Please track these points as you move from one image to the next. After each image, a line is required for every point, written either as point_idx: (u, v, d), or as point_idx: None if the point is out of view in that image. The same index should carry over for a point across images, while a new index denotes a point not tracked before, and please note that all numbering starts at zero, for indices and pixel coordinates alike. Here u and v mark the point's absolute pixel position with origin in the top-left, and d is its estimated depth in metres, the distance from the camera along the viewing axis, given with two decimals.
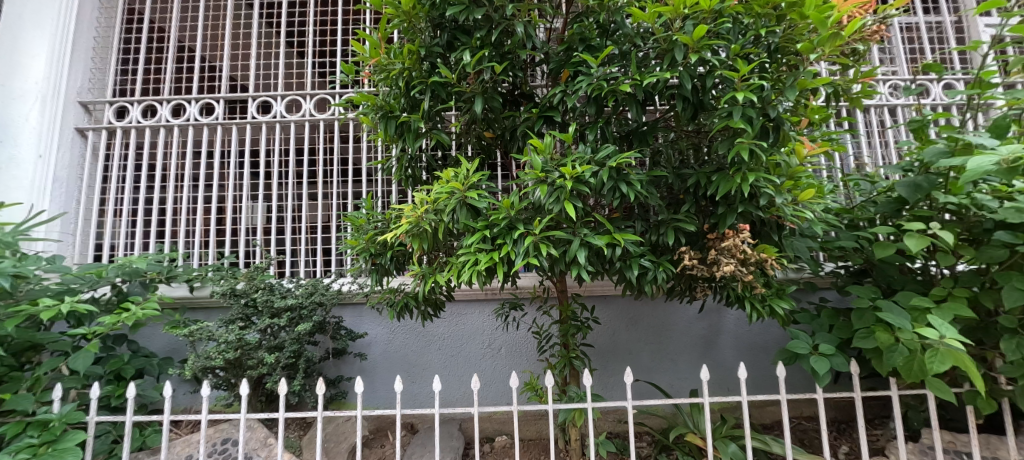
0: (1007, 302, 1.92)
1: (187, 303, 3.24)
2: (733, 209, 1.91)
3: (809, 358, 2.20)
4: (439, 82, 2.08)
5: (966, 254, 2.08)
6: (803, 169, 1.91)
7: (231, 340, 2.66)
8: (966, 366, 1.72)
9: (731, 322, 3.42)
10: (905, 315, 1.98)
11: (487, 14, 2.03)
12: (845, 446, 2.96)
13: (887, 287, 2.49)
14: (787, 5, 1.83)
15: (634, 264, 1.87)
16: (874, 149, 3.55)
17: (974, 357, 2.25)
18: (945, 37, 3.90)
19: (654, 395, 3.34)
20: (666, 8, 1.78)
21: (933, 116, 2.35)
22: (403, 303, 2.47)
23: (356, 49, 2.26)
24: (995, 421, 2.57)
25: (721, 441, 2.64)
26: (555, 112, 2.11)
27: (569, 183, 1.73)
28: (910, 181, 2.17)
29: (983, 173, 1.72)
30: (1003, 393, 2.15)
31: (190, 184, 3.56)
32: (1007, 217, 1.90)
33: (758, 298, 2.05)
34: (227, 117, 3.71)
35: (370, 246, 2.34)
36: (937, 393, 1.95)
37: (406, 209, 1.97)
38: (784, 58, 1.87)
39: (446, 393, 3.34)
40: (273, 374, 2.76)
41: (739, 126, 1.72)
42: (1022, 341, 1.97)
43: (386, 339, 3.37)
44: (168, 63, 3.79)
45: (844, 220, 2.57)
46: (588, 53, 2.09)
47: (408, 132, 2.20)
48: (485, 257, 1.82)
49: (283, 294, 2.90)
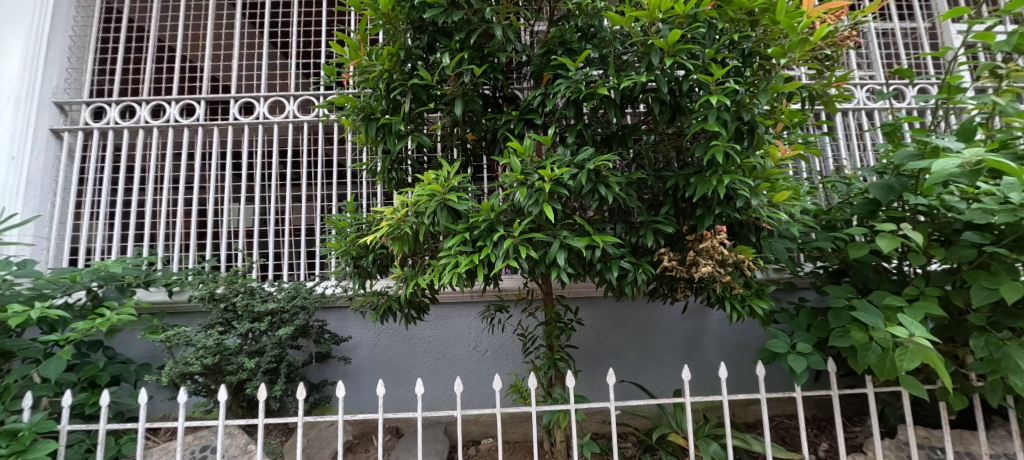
0: (975, 301, 1.95)
1: (165, 308, 3.19)
2: (711, 210, 1.93)
3: (787, 357, 2.22)
4: (420, 85, 2.06)
5: (937, 254, 2.11)
6: (778, 171, 1.91)
7: (209, 346, 2.62)
8: (935, 364, 1.74)
9: (714, 322, 3.47)
10: (879, 314, 2.01)
11: (466, 17, 2.02)
12: (825, 444, 3.01)
13: (863, 286, 2.53)
14: (760, 10, 1.85)
15: (615, 265, 1.86)
16: (852, 152, 3.64)
17: (945, 355, 2.31)
18: (919, 43, 4.01)
19: (637, 395, 3.37)
20: (641, 12, 1.81)
21: (906, 119, 2.40)
22: (386, 306, 2.46)
23: (336, 51, 2.27)
24: (967, 415, 2.64)
25: (702, 440, 2.66)
26: (535, 115, 2.10)
27: (547, 185, 1.72)
28: (882, 183, 2.20)
29: (947, 175, 1.74)
30: (974, 390, 2.21)
31: (169, 187, 3.50)
32: (974, 219, 1.93)
33: (738, 299, 2.09)
34: (209, 118, 3.69)
35: (351, 249, 2.34)
36: (911, 389, 1.97)
37: (386, 212, 1.97)
38: (759, 62, 1.89)
39: (430, 397, 3.34)
40: (253, 380, 2.70)
41: (713, 129, 1.74)
42: (990, 339, 2.01)
43: (370, 342, 3.36)
44: (147, 63, 3.73)
45: (822, 221, 2.64)
46: (567, 57, 2.08)
47: (389, 134, 2.17)
48: (465, 259, 1.80)
49: (263, 298, 2.88)
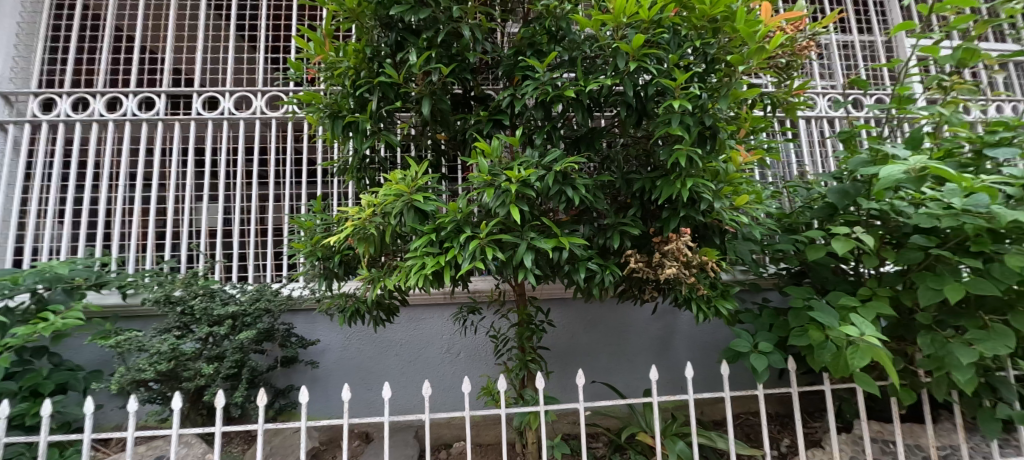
0: (922, 300, 2.04)
1: (118, 312, 3.04)
2: (676, 213, 1.97)
3: (750, 356, 2.28)
4: (388, 82, 2.03)
5: (888, 256, 2.21)
6: (739, 175, 1.96)
7: (164, 351, 2.50)
8: (885, 361, 1.81)
9: (683, 323, 3.55)
10: (834, 314, 2.08)
11: (434, 15, 2.00)
12: (787, 440, 3.11)
13: (822, 287, 2.63)
14: (721, 18, 1.88)
15: (582, 267, 1.87)
16: (814, 158, 3.78)
17: (897, 352, 2.42)
18: (876, 55, 4.21)
19: (608, 395, 3.41)
20: (606, 16, 1.83)
21: (860, 127, 2.51)
22: (354, 308, 2.41)
23: (300, 46, 2.21)
24: (917, 409, 2.77)
25: (669, 439, 2.70)
26: (503, 116, 2.10)
27: (514, 186, 1.71)
28: (839, 188, 2.31)
29: (894, 181, 1.83)
30: (922, 385, 2.32)
31: (125, 184, 3.34)
32: (920, 223, 2.01)
33: (703, 300, 2.13)
34: (170, 112, 3.54)
35: (317, 250, 2.28)
36: (864, 386, 2.05)
37: (352, 212, 1.93)
38: (721, 69, 1.93)
39: (402, 401, 3.29)
40: (212, 386, 2.60)
41: (677, 133, 1.77)
42: (936, 337, 2.10)
43: (339, 346, 3.28)
44: (102, 53, 3.56)
45: (783, 224, 2.73)
46: (536, 58, 2.09)
47: (356, 133, 2.12)
48: (432, 261, 1.77)
49: (224, 301, 2.77)
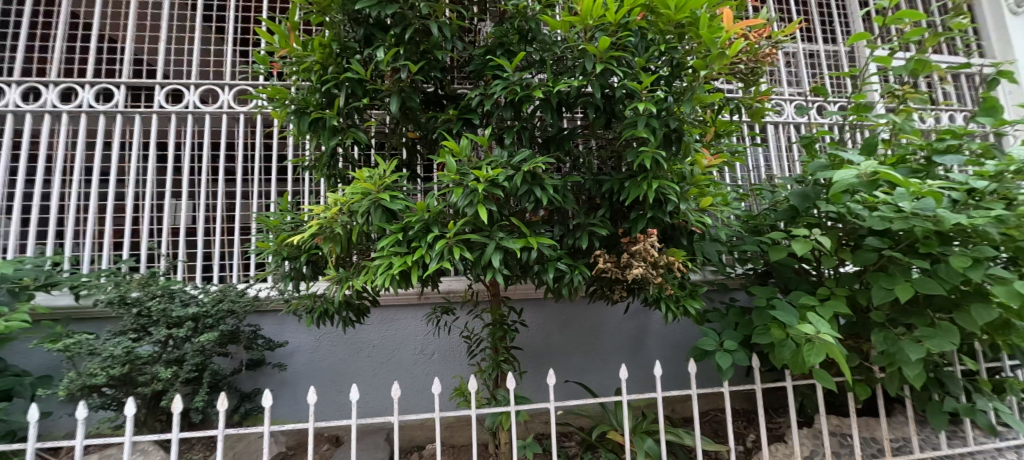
0: (875, 299, 2.13)
1: (70, 314, 2.89)
2: (644, 214, 1.99)
3: (716, 354, 2.33)
4: (356, 78, 1.99)
5: (845, 257, 2.30)
6: (704, 177, 2.00)
7: (117, 355, 2.39)
8: (839, 358, 1.88)
9: (655, 322, 3.60)
10: (794, 313, 2.15)
11: (402, 11, 1.97)
12: (752, 435, 3.19)
13: (785, 287, 2.71)
14: (687, 22, 1.92)
15: (551, 267, 1.87)
16: (781, 162, 3.91)
17: (854, 349, 2.51)
18: (840, 63, 4.38)
19: (581, 394, 3.44)
20: (574, 18, 1.84)
21: (820, 133, 2.60)
22: (322, 309, 2.36)
23: (263, 39, 2.15)
24: (872, 404, 2.90)
25: (638, 437, 2.73)
26: (473, 115, 2.09)
27: (481, 186, 1.70)
28: (799, 191, 2.39)
29: (847, 185, 1.91)
30: (877, 380, 2.42)
31: (79, 179, 3.19)
32: (874, 225, 2.09)
33: (672, 299, 2.16)
34: (129, 105, 3.39)
35: (282, 250, 2.22)
36: (822, 382, 2.13)
37: (316, 210, 1.89)
38: (687, 73, 1.97)
39: (373, 403, 3.24)
40: (170, 391, 2.50)
41: (643, 136, 1.80)
42: (888, 334, 2.20)
43: (309, 348, 3.21)
44: (56, 42, 3.39)
45: (750, 225, 2.80)
46: (505, 58, 2.09)
47: (322, 129, 2.07)
48: (399, 260, 1.75)
49: (184, 302, 2.67)
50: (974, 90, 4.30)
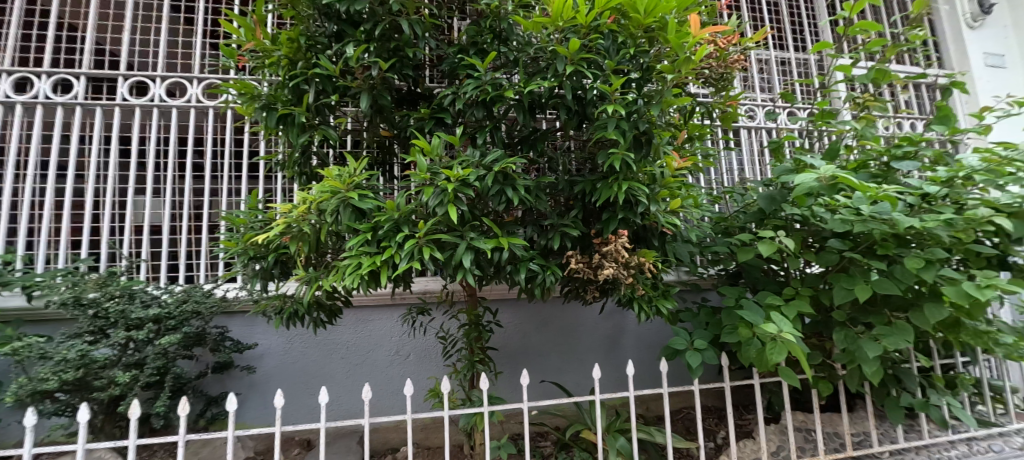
0: (836, 299, 2.20)
1: (21, 316, 2.75)
2: (615, 215, 2.01)
3: (686, 353, 2.37)
4: (325, 75, 1.95)
5: (808, 258, 2.37)
6: (674, 179, 2.03)
7: (71, 359, 2.29)
8: (801, 356, 1.94)
9: (630, 322, 3.65)
10: (761, 312, 2.21)
11: (372, 8, 1.94)
12: (722, 432, 3.26)
13: (754, 287, 2.78)
14: (656, 27, 1.95)
15: (523, 267, 1.87)
16: (753, 166, 4.01)
17: (818, 347, 2.59)
18: (809, 71, 4.52)
19: (557, 394, 3.45)
20: (544, 19, 1.85)
21: (785, 138, 2.68)
22: (292, 310, 2.30)
23: (226, 31, 2.08)
24: (835, 400, 2.99)
25: (611, 436, 2.75)
26: (445, 114, 2.08)
27: (451, 186, 1.68)
28: (766, 194, 2.45)
29: (807, 188, 1.98)
30: (839, 377, 2.51)
31: (33, 174, 3.05)
32: (835, 228, 2.16)
33: (645, 299, 2.19)
34: (90, 97, 3.26)
35: (248, 249, 2.16)
36: (787, 380, 2.19)
37: (282, 209, 1.84)
38: (657, 76, 2.00)
39: (347, 406, 3.18)
40: (128, 396, 2.40)
41: (613, 138, 1.82)
42: (849, 333, 2.27)
43: (280, 350, 3.13)
44: (10, 29, 3.22)
45: (720, 227, 2.86)
46: (477, 57, 2.09)
47: (290, 126, 2.02)
48: (368, 260, 1.72)
49: (146, 303, 2.57)
50: (928, 99, 4.50)
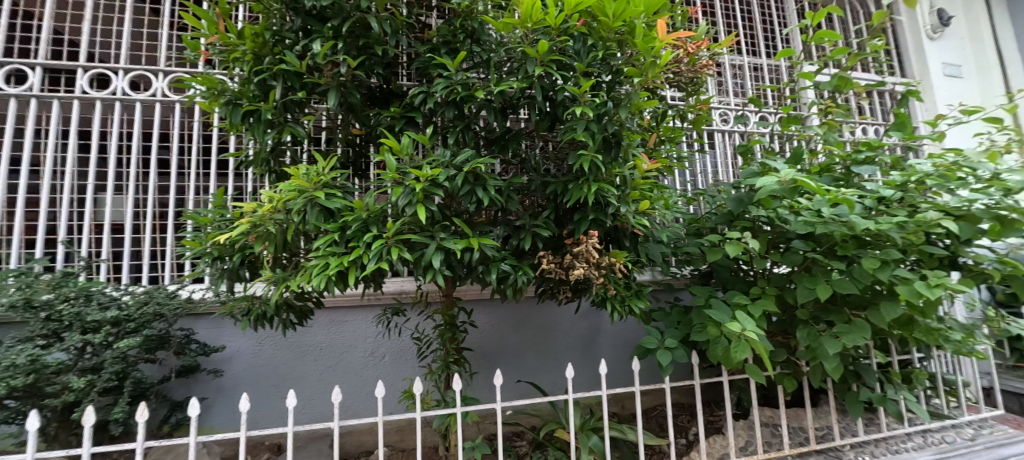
0: (799, 298, 2.28)
1: None
2: (587, 216, 2.03)
3: (657, 352, 2.41)
4: (292, 71, 1.92)
5: (774, 258, 2.45)
6: (643, 181, 2.05)
7: (20, 364, 2.18)
8: (765, 354, 2.00)
9: (605, 322, 3.69)
10: (728, 312, 2.26)
11: (338, 3, 1.91)
12: (693, 429, 3.32)
13: (724, 287, 2.84)
14: (626, 31, 1.99)
15: (494, 267, 1.87)
16: (725, 168, 4.10)
17: (784, 345, 2.67)
18: (779, 77, 4.65)
19: (533, 394, 3.47)
20: (514, 20, 1.86)
21: (753, 141, 2.76)
22: (259, 312, 2.25)
23: (189, 24, 2.01)
24: (800, 396, 3.09)
25: (584, 434, 2.77)
26: (416, 114, 2.06)
27: (421, 185, 1.67)
28: (734, 196, 2.51)
29: (768, 191, 2.08)
30: (803, 373, 2.59)
31: None
32: (797, 229, 2.23)
33: (617, 299, 2.21)
34: (46, 89, 3.11)
35: (213, 249, 2.09)
36: (753, 377, 2.25)
37: (247, 208, 1.79)
38: (626, 79, 2.03)
39: (319, 409, 3.12)
40: (83, 402, 2.30)
41: (582, 139, 1.84)
42: (812, 331, 2.35)
43: (250, 352, 3.05)
44: None
45: (692, 227, 2.91)
46: (449, 56, 2.08)
47: (256, 123, 1.97)
48: (336, 261, 1.69)
49: (104, 305, 2.46)
50: (888, 106, 4.70)
